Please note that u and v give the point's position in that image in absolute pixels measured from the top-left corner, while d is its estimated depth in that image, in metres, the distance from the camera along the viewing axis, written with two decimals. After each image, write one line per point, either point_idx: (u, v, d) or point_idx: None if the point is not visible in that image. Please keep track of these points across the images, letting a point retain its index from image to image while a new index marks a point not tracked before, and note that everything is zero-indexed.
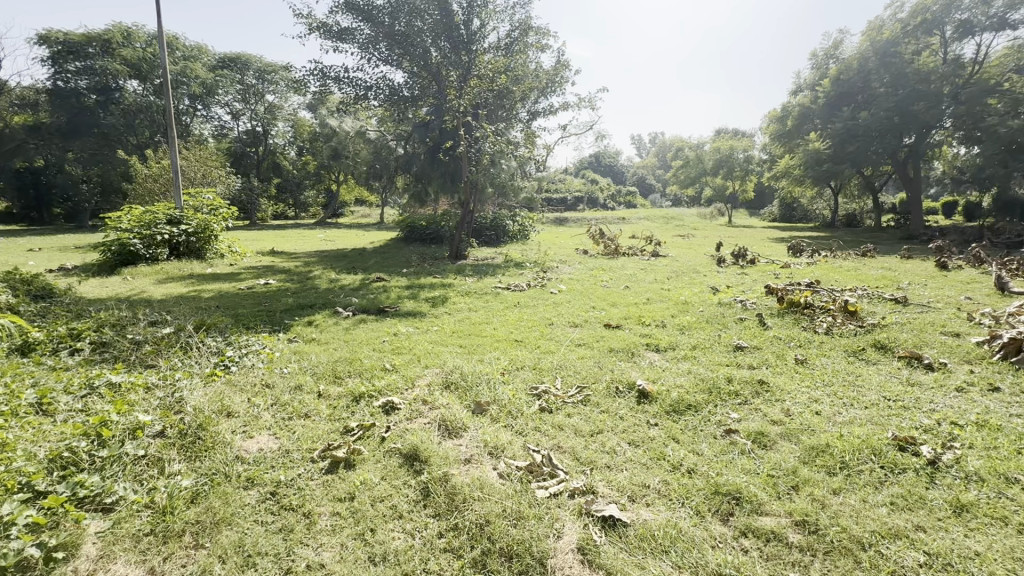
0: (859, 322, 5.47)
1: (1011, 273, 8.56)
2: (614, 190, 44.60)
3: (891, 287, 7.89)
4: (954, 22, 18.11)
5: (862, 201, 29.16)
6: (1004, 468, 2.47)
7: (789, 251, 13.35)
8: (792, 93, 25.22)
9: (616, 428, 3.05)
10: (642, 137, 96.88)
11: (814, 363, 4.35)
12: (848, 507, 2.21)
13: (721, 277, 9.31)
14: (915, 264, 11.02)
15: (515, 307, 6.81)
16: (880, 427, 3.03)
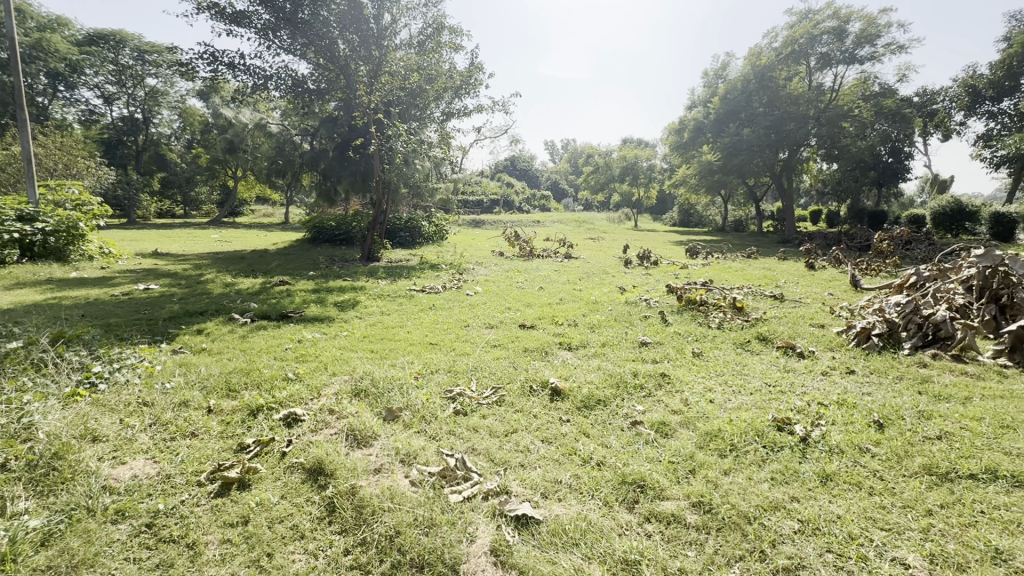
0: (745, 317, 6.08)
1: (862, 272, 10.00)
2: (528, 193, 45.63)
3: (770, 285, 8.86)
4: (816, 54, 20.78)
5: (747, 208, 32.51)
6: (859, 440, 2.86)
7: (687, 253, 14.51)
8: (687, 108, 27.44)
9: (530, 427, 3.09)
10: (555, 145, 100.05)
11: (707, 355, 4.75)
12: (736, 485, 2.42)
13: (628, 278, 9.87)
14: (790, 264, 12.47)
15: (430, 309, 6.69)
16: (763, 411, 3.36)
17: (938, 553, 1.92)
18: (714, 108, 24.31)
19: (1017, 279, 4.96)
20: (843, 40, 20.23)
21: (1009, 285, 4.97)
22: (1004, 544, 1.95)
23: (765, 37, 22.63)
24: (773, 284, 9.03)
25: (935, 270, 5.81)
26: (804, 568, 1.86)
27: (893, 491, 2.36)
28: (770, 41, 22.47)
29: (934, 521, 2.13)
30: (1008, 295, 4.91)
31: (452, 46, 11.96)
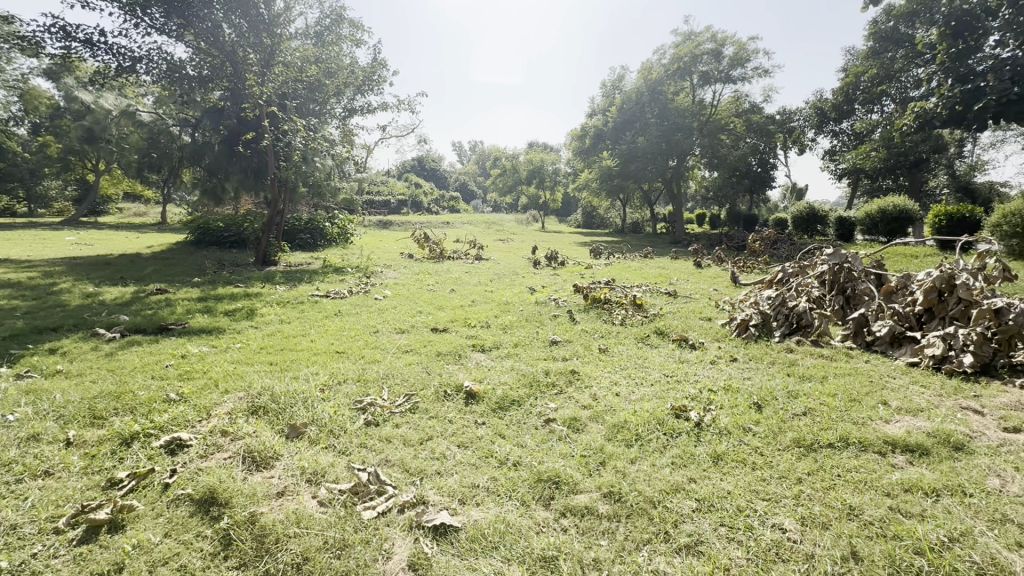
0: (643, 313, 6.54)
1: (740, 270, 11.19)
2: (437, 194, 45.21)
3: (665, 283, 9.61)
4: (698, 72, 23.05)
5: (643, 211, 34.97)
6: (743, 421, 3.19)
7: (591, 253, 15.24)
8: (588, 115, 28.81)
9: (447, 432, 3.05)
10: (463, 147, 100.16)
11: (612, 351, 5.03)
12: (643, 472, 2.59)
13: (538, 278, 10.13)
14: (681, 263, 13.60)
15: (336, 315, 6.32)
16: (662, 400, 3.64)
17: (808, 516, 2.20)
18: (612, 117, 25.75)
19: (858, 274, 5.85)
20: (720, 61, 22.72)
21: (851, 280, 5.85)
22: (855, 501, 2.30)
23: (655, 53, 24.50)
24: (667, 281, 9.81)
25: (797, 266, 6.67)
26: (703, 542, 2.03)
27: (772, 464, 2.67)
28: (659, 57, 24.35)
29: (804, 487, 2.44)
30: (851, 287, 5.80)
31: (353, 40, 11.71)
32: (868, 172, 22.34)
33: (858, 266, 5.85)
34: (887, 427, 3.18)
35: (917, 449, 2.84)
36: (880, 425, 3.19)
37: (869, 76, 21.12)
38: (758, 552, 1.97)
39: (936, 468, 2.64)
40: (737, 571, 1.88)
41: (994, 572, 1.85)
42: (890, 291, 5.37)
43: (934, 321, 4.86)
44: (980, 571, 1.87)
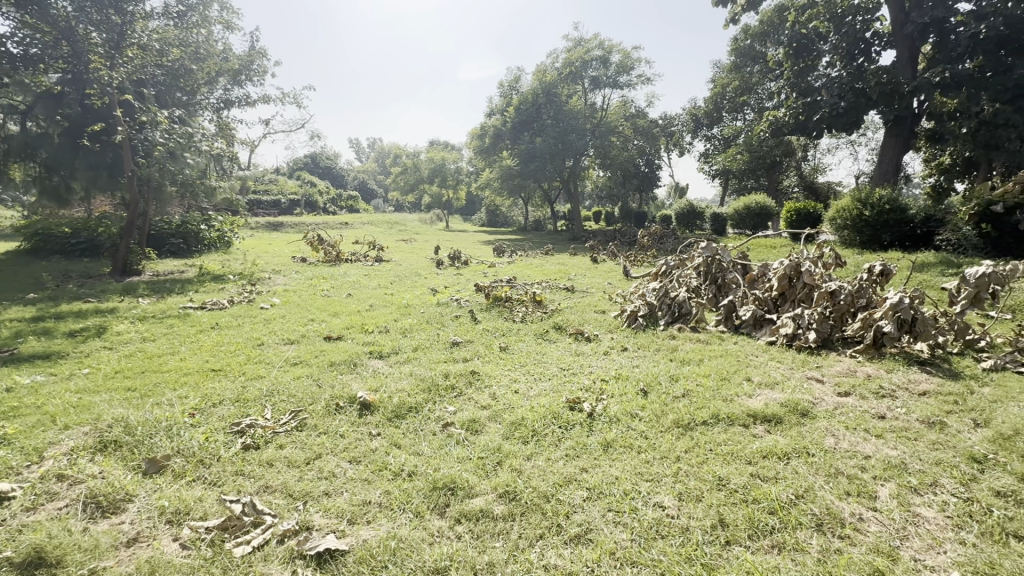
0: (543, 309, 6.74)
1: (631, 264, 11.98)
2: (333, 193, 42.86)
3: (564, 279, 9.99)
4: (588, 77, 24.79)
5: (544, 210, 36.14)
6: (631, 407, 3.40)
7: (494, 252, 15.40)
8: (487, 115, 29.05)
9: (337, 448, 2.87)
10: (360, 145, 96.14)
11: (513, 348, 5.11)
12: (539, 468, 2.64)
13: (440, 279, 9.99)
14: (579, 259, 14.24)
15: (213, 329, 5.71)
16: (558, 394, 3.75)
17: (684, 491, 2.39)
18: (510, 117, 26.12)
19: (726, 265, 6.54)
20: (608, 67, 24.62)
21: (721, 270, 6.52)
22: (723, 472, 2.54)
23: (548, 57, 25.53)
24: (566, 277, 10.20)
25: (678, 259, 7.28)
26: (592, 530, 2.12)
27: (654, 446, 2.87)
28: (552, 61, 25.50)
29: (682, 464, 2.65)
30: (721, 276, 6.47)
31: (225, 25, 10.81)
32: (736, 172, 25.13)
33: (726, 258, 6.54)
34: (750, 400, 3.58)
35: (772, 419, 3.23)
36: (745, 400, 3.58)
37: (733, 87, 23.76)
38: (641, 532, 2.10)
39: (787, 434, 3.02)
40: (621, 553, 1.98)
41: (829, 522, 2.15)
42: (752, 279, 6.08)
43: (786, 304, 5.57)
44: (819, 521, 2.15)
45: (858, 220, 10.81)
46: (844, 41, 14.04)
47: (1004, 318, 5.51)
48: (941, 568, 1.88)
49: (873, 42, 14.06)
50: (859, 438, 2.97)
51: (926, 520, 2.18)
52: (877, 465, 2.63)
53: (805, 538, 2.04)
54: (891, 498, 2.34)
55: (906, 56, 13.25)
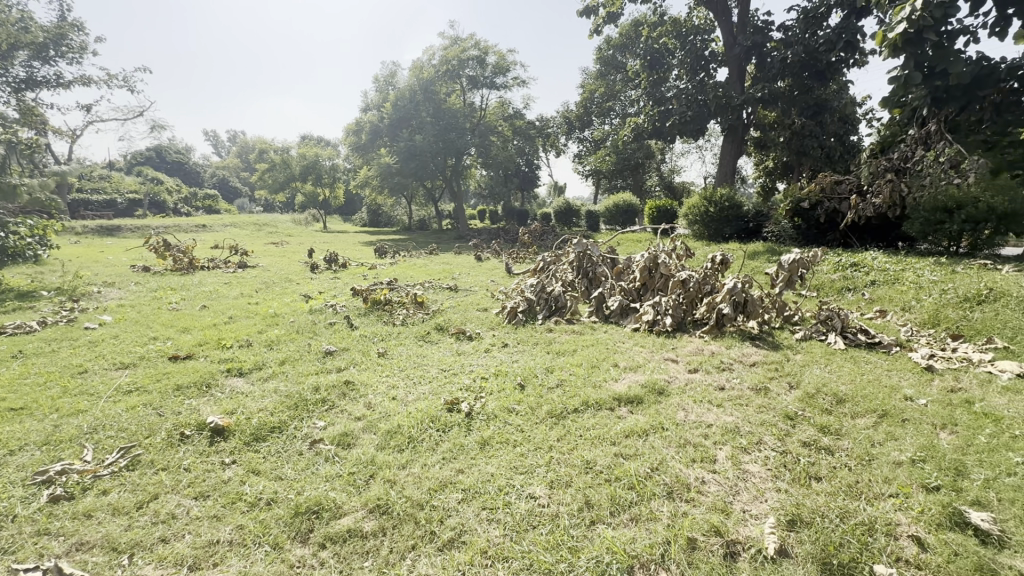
0: (424, 310, 6.63)
1: (512, 261, 12.33)
2: (185, 191, 37.79)
3: (448, 278, 9.94)
4: (466, 75, 24.89)
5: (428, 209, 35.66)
6: (508, 403, 3.47)
7: (375, 253, 14.80)
8: (362, 110, 27.75)
9: (179, 484, 2.51)
10: (218, 138, 86.28)
11: (391, 353, 4.94)
12: (414, 475, 2.57)
13: (314, 283, 9.33)
14: (463, 257, 14.29)
15: (15, 358, 4.67)
16: (437, 396, 3.70)
17: (555, 479, 2.49)
18: (387, 113, 25.22)
19: (596, 259, 6.99)
20: (484, 68, 25.04)
21: (592, 264, 6.98)
22: (591, 456, 2.70)
23: (424, 53, 25.30)
24: (449, 277, 10.15)
25: (554, 255, 7.62)
26: (466, 532, 2.11)
27: (529, 438, 2.96)
28: (428, 57, 25.31)
29: (554, 453, 2.77)
30: (592, 270, 6.92)
31: None
32: (606, 172, 27.17)
33: (596, 252, 6.99)
34: (616, 384, 3.87)
35: (634, 400, 3.52)
36: (612, 384, 3.86)
37: (600, 93, 25.66)
38: (513, 526, 2.13)
39: (646, 412, 3.31)
40: (493, 550, 1.99)
41: (677, 488, 2.38)
42: (619, 271, 6.60)
43: (647, 293, 6.15)
44: (670, 489, 2.38)
45: (704, 215, 12.32)
46: (689, 56, 15.89)
47: (811, 295, 6.70)
48: (762, 514, 2.19)
49: (710, 60, 16.02)
50: (704, 409, 3.36)
51: (752, 474, 2.53)
52: (717, 432, 3.00)
53: (658, 507, 2.24)
54: (727, 459, 2.68)
55: (736, 72, 15.08)
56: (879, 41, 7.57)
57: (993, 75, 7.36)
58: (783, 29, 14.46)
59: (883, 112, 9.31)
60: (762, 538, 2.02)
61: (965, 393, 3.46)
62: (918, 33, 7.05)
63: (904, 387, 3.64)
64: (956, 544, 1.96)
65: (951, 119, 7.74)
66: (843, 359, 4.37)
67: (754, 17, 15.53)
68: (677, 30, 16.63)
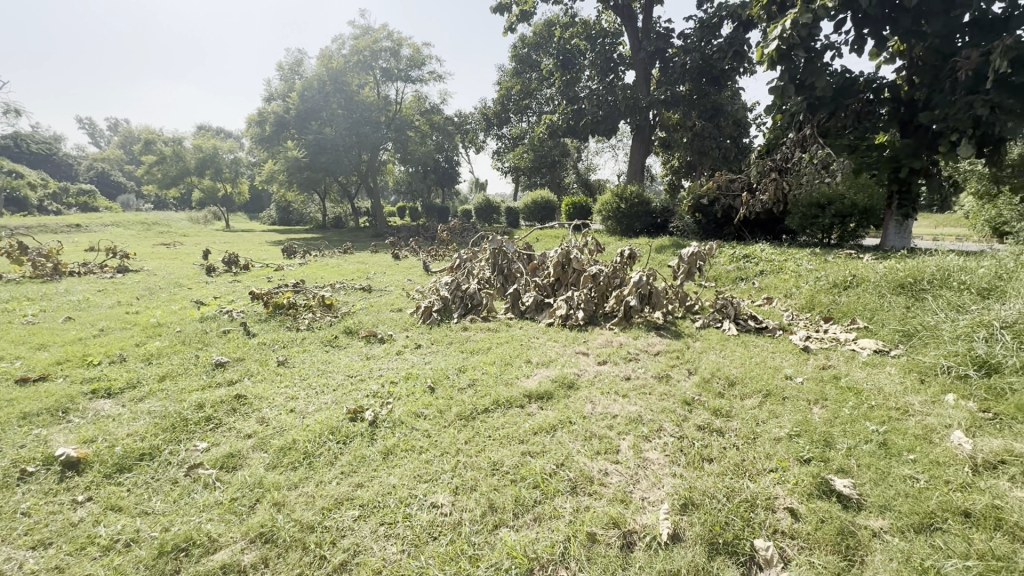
0: (333, 313, 6.27)
1: (430, 259, 12.09)
2: (53, 186, 33.01)
3: (362, 278, 9.49)
4: (379, 67, 24.06)
5: (343, 206, 34.09)
6: (417, 407, 3.34)
7: (282, 253, 13.86)
8: (266, 99, 25.83)
9: (14, 533, 2.12)
10: (94, 126, 76.33)
11: (293, 361, 4.58)
12: (307, 495, 2.37)
13: (209, 288, 8.50)
14: (380, 256, 13.78)
15: None
16: (340, 405, 3.47)
17: (460, 485, 2.41)
18: (293, 103, 23.69)
19: (511, 255, 6.99)
20: (398, 60, 24.36)
21: (507, 261, 6.97)
22: (498, 457, 2.65)
23: (333, 42, 24.12)
24: (364, 276, 9.70)
25: (471, 252, 7.51)
26: (361, 552, 1.97)
27: (436, 443, 2.85)
28: (338, 46, 24.19)
29: (461, 457, 2.69)
30: (507, 267, 6.91)
31: None
32: (525, 169, 27.54)
33: (511, 249, 7.00)
34: (527, 381, 3.87)
35: (544, 396, 3.54)
36: (523, 381, 3.85)
37: (516, 91, 25.94)
38: (411, 540, 2.03)
39: (556, 407, 3.34)
40: (388, 570, 1.88)
41: (581, 483, 2.40)
42: (534, 267, 6.66)
43: (560, 288, 6.25)
44: (574, 485, 2.39)
45: (616, 211, 12.84)
46: (599, 57, 16.47)
47: (709, 285, 7.21)
48: (658, 500, 2.27)
49: (618, 62, 16.71)
50: (610, 400, 3.45)
51: (651, 462, 2.62)
52: (622, 422, 3.08)
53: (561, 504, 2.24)
54: (629, 449, 2.76)
55: (642, 76, 15.88)
56: (759, 55, 8.30)
57: (853, 86, 8.27)
58: (682, 36, 15.42)
59: (767, 117, 10.21)
60: (656, 525, 2.08)
61: (834, 369, 3.87)
62: (791, 48, 7.79)
63: (785, 367, 3.99)
64: (822, 511, 2.15)
65: (822, 125, 8.63)
66: (735, 344, 4.72)
67: (656, 24, 16.41)
68: (586, 32, 17.17)
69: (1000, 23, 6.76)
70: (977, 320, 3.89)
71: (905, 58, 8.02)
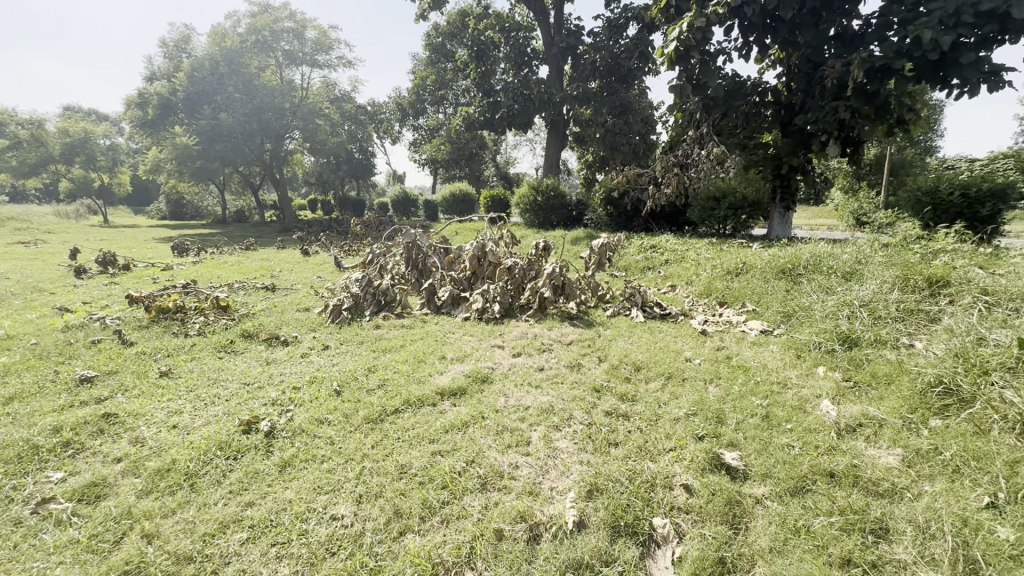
0: (229, 316, 5.73)
1: (343, 255, 11.52)
2: None
3: (265, 276, 8.80)
4: (281, 49, 22.54)
5: (246, 199, 31.49)
6: (320, 413, 3.13)
7: (172, 251, 12.50)
8: (146, 79, 23.05)
9: None
10: None
11: (178, 371, 4.10)
12: (185, 522, 2.12)
13: (78, 292, 7.43)
14: (287, 252, 12.88)
15: None
16: (232, 417, 3.16)
17: (364, 492, 2.28)
18: (181, 84, 21.35)
19: (426, 249, 6.79)
20: (303, 43, 22.98)
21: (422, 255, 6.77)
22: (405, 459, 2.54)
23: (227, 19, 22.20)
24: (267, 275, 9.01)
25: (384, 246, 7.21)
26: None
27: (340, 450, 2.69)
28: (233, 24, 22.32)
29: (366, 462, 2.55)
30: (422, 261, 6.72)
31: None
32: (443, 162, 27.11)
33: (425, 243, 6.80)
34: (440, 377, 3.78)
35: (457, 392, 3.47)
36: (436, 378, 3.76)
37: (431, 80, 25.45)
38: (307, 558, 1.89)
39: (468, 403, 3.29)
40: None
41: (492, 479, 2.37)
42: (449, 262, 6.53)
43: (476, 281, 6.20)
44: (484, 482, 2.36)
45: (533, 204, 13.02)
46: (513, 51, 16.55)
47: (620, 275, 7.54)
48: (565, 489, 2.30)
49: (532, 57, 16.93)
50: (523, 392, 3.47)
51: (561, 451, 2.66)
52: (534, 413, 3.11)
53: (469, 503, 2.20)
54: (540, 439, 2.78)
55: (555, 71, 16.20)
56: (659, 55, 8.76)
57: (742, 89, 8.83)
58: (591, 35, 15.92)
59: (669, 115, 10.83)
60: (562, 513, 2.10)
61: (727, 349, 4.20)
62: (688, 50, 8.27)
63: (685, 350, 4.26)
64: (714, 484, 2.30)
65: (716, 124, 9.32)
66: (642, 330, 4.97)
67: (567, 21, 16.81)
68: (500, 25, 17.18)
69: (858, 38, 7.66)
70: (841, 300, 4.41)
71: (784, 65, 8.87)
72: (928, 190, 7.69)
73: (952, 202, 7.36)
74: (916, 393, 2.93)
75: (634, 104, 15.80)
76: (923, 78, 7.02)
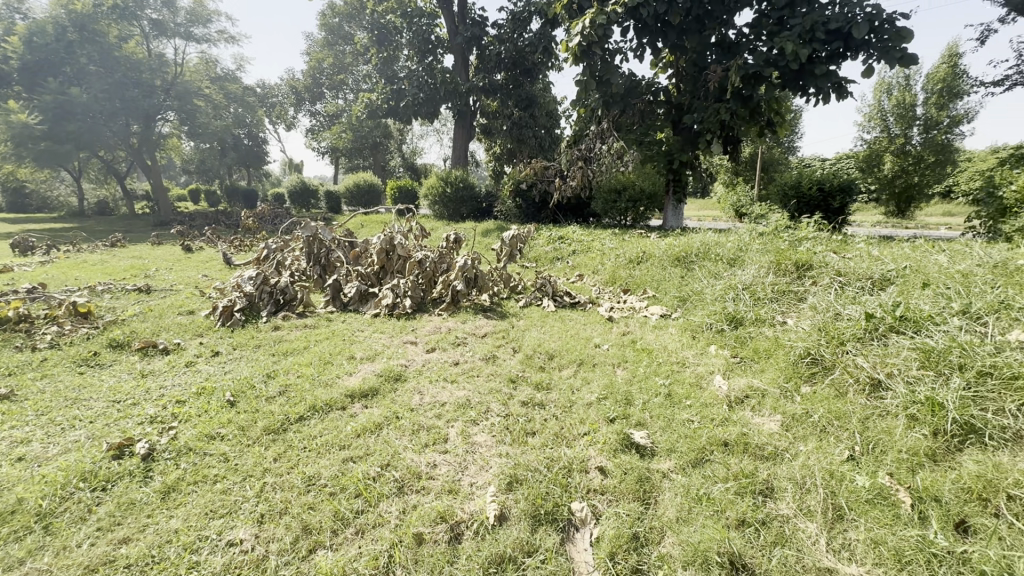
0: (92, 324, 4.93)
1: (234, 251, 10.47)
2: None
3: (137, 277, 7.72)
4: (148, 18, 19.89)
5: (109, 188, 27.41)
6: (209, 428, 2.80)
7: (12, 250, 10.50)
8: None
9: None
10: None
11: (22, 394, 3.44)
12: (37, 573, 1.78)
13: None
14: (164, 249, 11.42)
15: None
16: (98, 442, 2.72)
17: (266, 511, 2.08)
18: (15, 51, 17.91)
19: (329, 243, 6.39)
20: (174, 13, 20.51)
21: (324, 249, 6.35)
22: (312, 470, 2.36)
23: None
24: (140, 275, 7.91)
25: (281, 241, 6.66)
26: None
27: (236, 467, 2.42)
28: None
29: (268, 478, 2.33)
30: (325, 256, 6.31)
31: None
32: (345, 150, 25.70)
33: (327, 236, 6.39)
34: (348, 379, 3.57)
35: (368, 393, 3.30)
36: (344, 380, 3.54)
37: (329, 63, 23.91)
38: None
39: (381, 404, 3.14)
40: None
41: (409, 482, 2.28)
42: (355, 256, 6.21)
43: (385, 276, 5.98)
44: (400, 485, 2.26)
45: (442, 195, 12.80)
46: (417, 37, 16.05)
47: (530, 266, 7.67)
48: (485, 484, 2.28)
49: (436, 45, 16.53)
50: (438, 388, 3.39)
51: (479, 445, 2.63)
52: (451, 409, 3.05)
53: (386, 509, 2.09)
54: (457, 436, 2.72)
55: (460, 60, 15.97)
56: (564, 49, 9.00)
57: (638, 88, 9.39)
58: (495, 26, 15.92)
59: (573, 110, 11.18)
60: (483, 509, 2.08)
61: (632, 334, 4.46)
62: (589, 46, 8.55)
63: (595, 336, 4.44)
64: (626, 463, 2.41)
65: (615, 120, 9.79)
66: (554, 319, 5.10)
67: (471, 10, 16.65)
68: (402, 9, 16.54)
69: (735, 46, 8.45)
70: (728, 284, 4.87)
71: (674, 67, 9.54)
72: (793, 185, 8.74)
73: (812, 194, 8.44)
74: (790, 364, 3.31)
75: (539, 98, 16.09)
76: (787, 86, 7.92)
